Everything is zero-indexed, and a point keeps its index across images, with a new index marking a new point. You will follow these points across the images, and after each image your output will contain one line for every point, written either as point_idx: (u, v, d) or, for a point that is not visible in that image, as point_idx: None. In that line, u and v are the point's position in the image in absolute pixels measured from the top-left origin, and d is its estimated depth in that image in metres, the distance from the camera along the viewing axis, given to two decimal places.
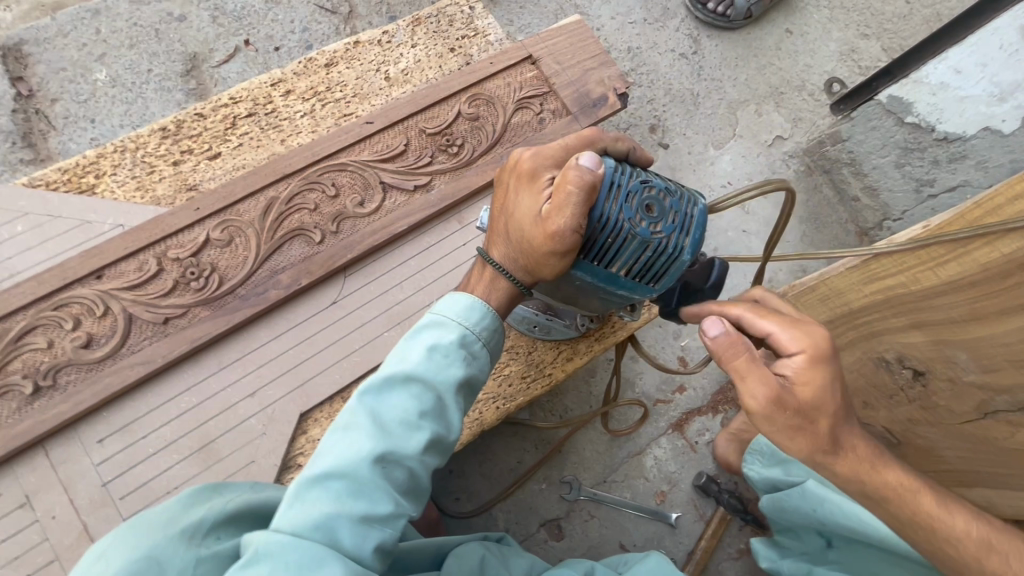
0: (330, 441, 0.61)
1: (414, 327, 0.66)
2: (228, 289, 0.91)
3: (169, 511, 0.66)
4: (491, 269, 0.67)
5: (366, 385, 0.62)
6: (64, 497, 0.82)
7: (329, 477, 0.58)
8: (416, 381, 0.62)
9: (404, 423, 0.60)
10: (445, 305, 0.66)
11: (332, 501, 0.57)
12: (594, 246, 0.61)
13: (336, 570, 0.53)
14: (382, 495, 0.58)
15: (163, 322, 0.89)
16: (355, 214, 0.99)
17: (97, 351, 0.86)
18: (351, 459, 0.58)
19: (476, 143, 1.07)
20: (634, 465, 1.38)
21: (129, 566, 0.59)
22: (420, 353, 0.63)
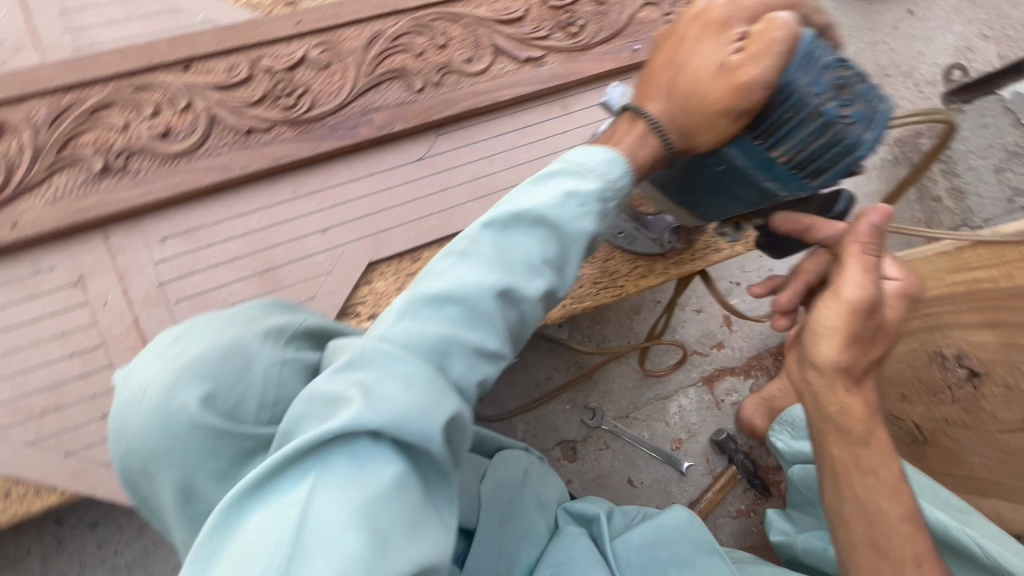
0: (438, 268, 0.52)
1: (538, 175, 0.58)
2: (318, 116, 0.85)
3: (245, 313, 0.54)
4: (642, 125, 0.60)
5: (490, 218, 0.54)
6: (119, 286, 0.78)
7: (445, 300, 0.49)
8: (545, 224, 0.54)
9: (527, 263, 0.53)
10: (580, 156, 0.58)
11: (447, 324, 0.49)
12: (769, 117, 0.55)
13: (444, 396, 0.45)
14: (495, 332, 0.51)
15: (246, 133, 0.82)
16: (462, 69, 0.91)
17: (173, 145, 0.79)
18: (473, 286, 0.50)
19: (599, 27, 0.98)
20: (659, 408, 1.37)
21: (216, 350, 0.48)
22: (552, 196, 0.54)
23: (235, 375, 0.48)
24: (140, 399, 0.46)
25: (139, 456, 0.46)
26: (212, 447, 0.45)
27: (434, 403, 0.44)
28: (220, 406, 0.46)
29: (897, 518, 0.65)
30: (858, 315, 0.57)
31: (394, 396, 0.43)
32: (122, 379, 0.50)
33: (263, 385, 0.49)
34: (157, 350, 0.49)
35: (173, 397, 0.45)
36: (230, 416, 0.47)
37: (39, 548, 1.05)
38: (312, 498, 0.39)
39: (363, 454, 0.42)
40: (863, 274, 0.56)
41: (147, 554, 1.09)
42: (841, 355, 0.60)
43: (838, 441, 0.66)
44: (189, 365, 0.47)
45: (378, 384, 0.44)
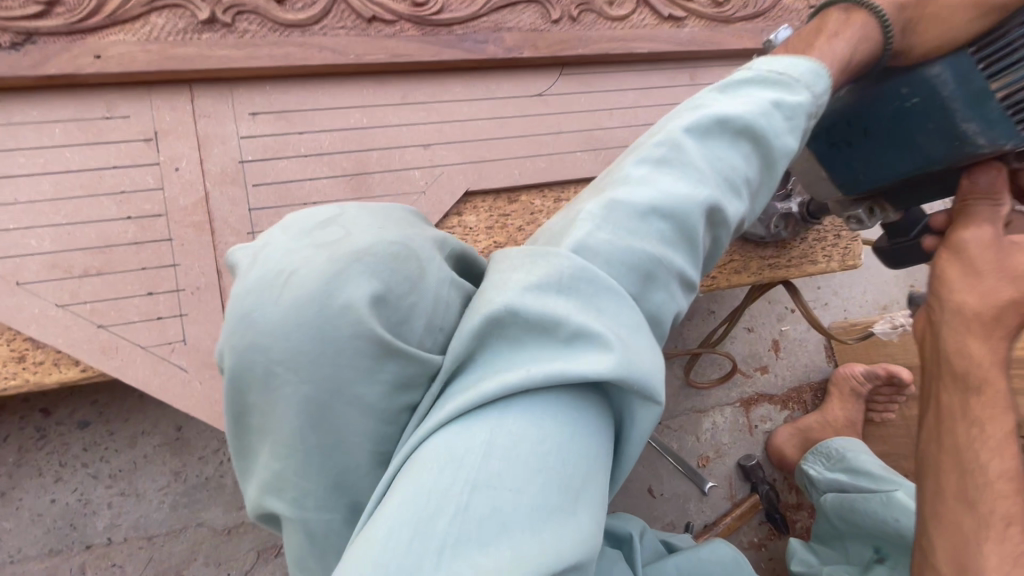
0: (631, 177, 0.42)
1: (727, 80, 0.47)
2: (447, 21, 0.77)
3: (396, 212, 0.43)
4: (868, 13, 0.52)
5: (697, 126, 0.44)
6: (195, 154, 0.69)
7: (653, 212, 0.40)
8: (756, 146, 0.45)
9: (737, 187, 0.44)
10: (776, 64, 0.48)
11: (653, 240, 0.40)
12: (1013, 33, 0.51)
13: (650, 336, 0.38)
14: (696, 257, 0.43)
15: (368, 20, 0.74)
16: (602, 11, 0.84)
17: (288, 13, 0.71)
18: (688, 201, 0.41)
19: (743, 3, 0.92)
20: (692, 421, 1.31)
21: (383, 249, 0.37)
22: (766, 105, 0.45)
23: (406, 283, 0.37)
24: (278, 285, 0.34)
25: (264, 358, 0.34)
26: (367, 370, 0.35)
27: (642, 349, 0.36)
28: (387, 314, 0.36)
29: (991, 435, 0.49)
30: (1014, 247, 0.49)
31: (613, 338, 0.35)
32: (239, 261, 0.37)
33: (430, 303, 0.39)
34: (293, 230, 0.37)
35: (333, 291, 0.34)
36: (393, 330, 0.36)
37: (19, 439, 0.93)
38: (501, 442, 0.32)
39: (562, 394, 0.34)
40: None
41: (137, 467, 0.98)
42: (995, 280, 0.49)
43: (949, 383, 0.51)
44: (355, 259, 0.35)
45: (584, 311, 0.35)
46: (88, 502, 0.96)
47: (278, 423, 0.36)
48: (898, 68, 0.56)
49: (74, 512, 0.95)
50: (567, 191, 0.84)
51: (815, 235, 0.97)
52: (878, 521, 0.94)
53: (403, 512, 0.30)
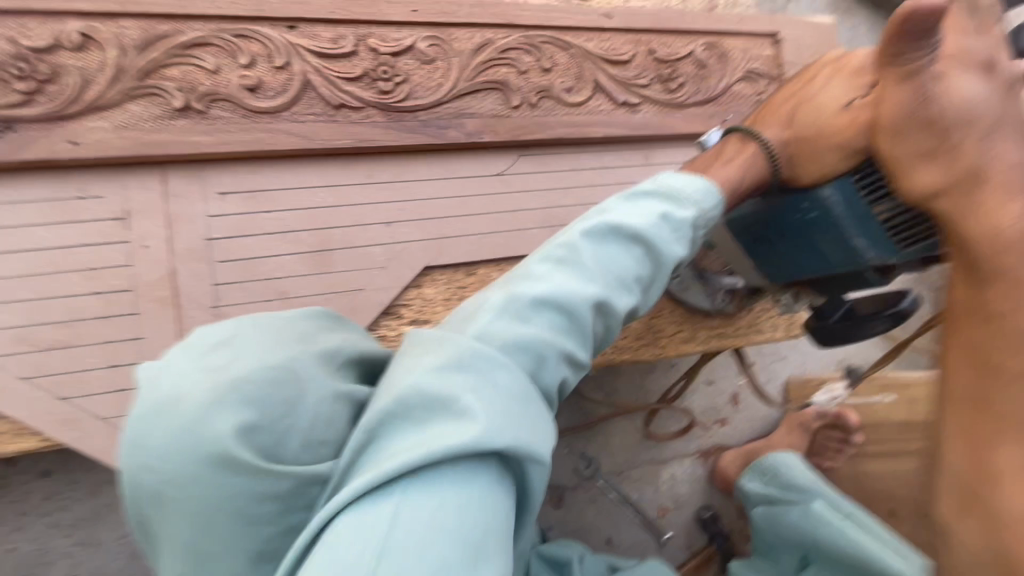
0: (530, 271, 0.48)
1: (630, 190, 0.53)
2: (411, 108, 0.82)
3: (297, 325, 0.46)
4: (753, 146, 0.58)
5: (590, 226, 0.50)
6: (164, 232, 0.72)
7: (546, 305, 0.46)
8: (642, 245, 0.50)
9: (628, 278, 0.49)
10: (676, 179, 0.54)
11: (546, 328, 0.45)
12: (886, 167, 0.55)
13: (541, 415, 0.43)
14: (588, 342, 0.48)
15: (336, 107, 0.79)
16: (559, 98, 0.90)
17: (259, 101, 0.75)
18: (578, 294, 0.46)
19: (695, 90, 0.99)
20: (651, 472, 1.34)
21: (260, 373, 0.40)
22: (654, 219, 0.51)
23: (282, 405, 0.40)
24: (167, 413, 0.38)
25: (155, 477, 0.38)
26: (244, 486, 0.37)
27: (532, 422, 0.42)
28: (258, 439, 0.38)
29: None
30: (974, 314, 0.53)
31: (502, 419, 0.39)
32: (143, 382, 0.41)
33: (312, 419, 0.41)
34: (192, 353, 0.41)
35: (208, 419, 0.37)
36: (268, 452, 0.39)
37: None
38: (404, 514, 0.36)
39: (459, 474, 0.39)
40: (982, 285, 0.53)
41: (97, 516, 0.99)
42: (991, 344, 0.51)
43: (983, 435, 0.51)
44: (229, 387, 0.38)
45: (478, 393, 0.40)
46: (46, 551, 0.97)
47: (175, 526, 0.39)
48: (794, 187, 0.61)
49: (32, 561, 0.96)
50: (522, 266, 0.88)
51: (763, 305, 1.02)
52: (802, 530, 0.99)
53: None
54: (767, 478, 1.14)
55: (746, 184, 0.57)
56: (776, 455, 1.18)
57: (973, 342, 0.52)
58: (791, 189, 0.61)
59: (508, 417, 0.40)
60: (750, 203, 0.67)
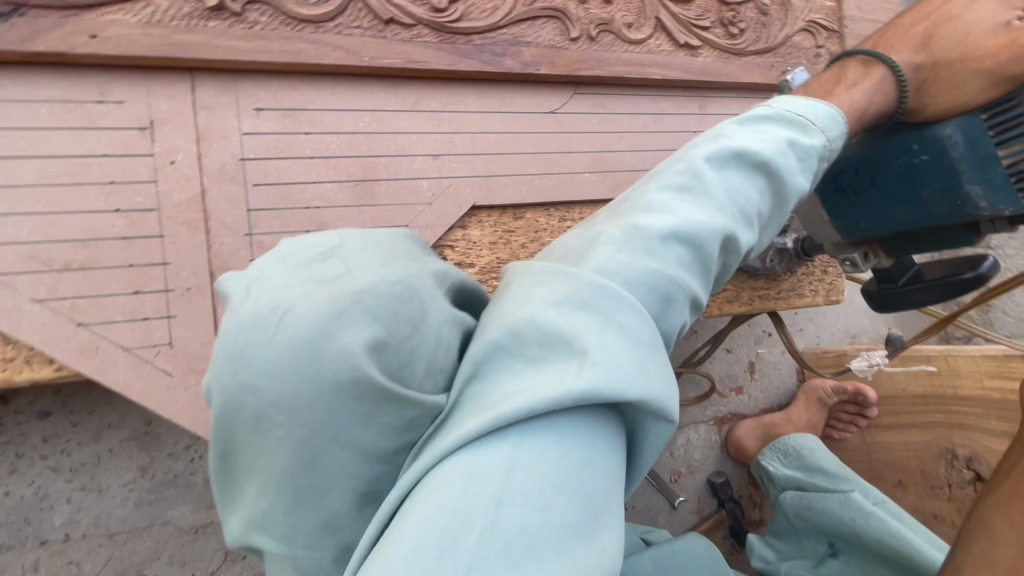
0: (644, 201, 0.44)
1: (742, 118, 0.49)
2: (465, 29, 0.75)
3: (400, 243, 0.42)
4: (881, 71, 0.53)
5: (710, 154, 0.45)
6: (193, 147, 0.65)
7: (672, 237, 0.41)
8: (763, 179, 0.46)
9: (747, 214, 0.46)
10: (795, 105, 0.50)
11: (671, 262, 0.41)
12: (1023, 107, 0.52)
13: (666, 357, 0.39)
14: (706, 280, 0.44)
15: (385, 21, 0.71)
16: (620, 33, 0.83)
17: (302, 7, 0.67)
18: (705, 227, 0.42)
19: (755, 37, 0.93)
20: (668, 437, 1.34)
21: (383, 287, 0.36)
22: (777, 148, 0.46)
23: (405, 322, 0.37)
24: (271, 326, 0.33)
25: (256, 400, 0.34)
26: (365, 411, 0.35)
27: (660, 368, 0.38)
28: (386, 357, 0.35)
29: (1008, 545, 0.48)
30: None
31: (632, 359, 0.36)
32: (234, 296, 0.36)
33: (431, 340, 0.38)
34: (295, 263, 0.37)
35: (334, 331, 0.33)
36: (392, 375, 0.36)
37: None
38: (524, 460, 0.32)
39: (582, 420, 0.34)
40: None
41: (100, 461, 0.93)
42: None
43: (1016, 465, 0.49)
44: (354, 297, 0.35)
45: (606, 331, 0.36)
46: (45, 496, 0.91)
47: (275, 454, 0.35)
48: (908, 126, 0.58)
49: (30, 506, 0.90)
50: (572, 212, 0.83)
51: (805, 271, 1.00)
52: (834, 517, 0.98)
53: (428, 530, 0.30)
54: (791, 460, 1.16)
55: (871, 111, 0.53)
56: (803, 435, 1.18)
57: None
58: (903, 129, 0.58)
59: (639, 361, 0.36)
60: (847, 146, 0.64)
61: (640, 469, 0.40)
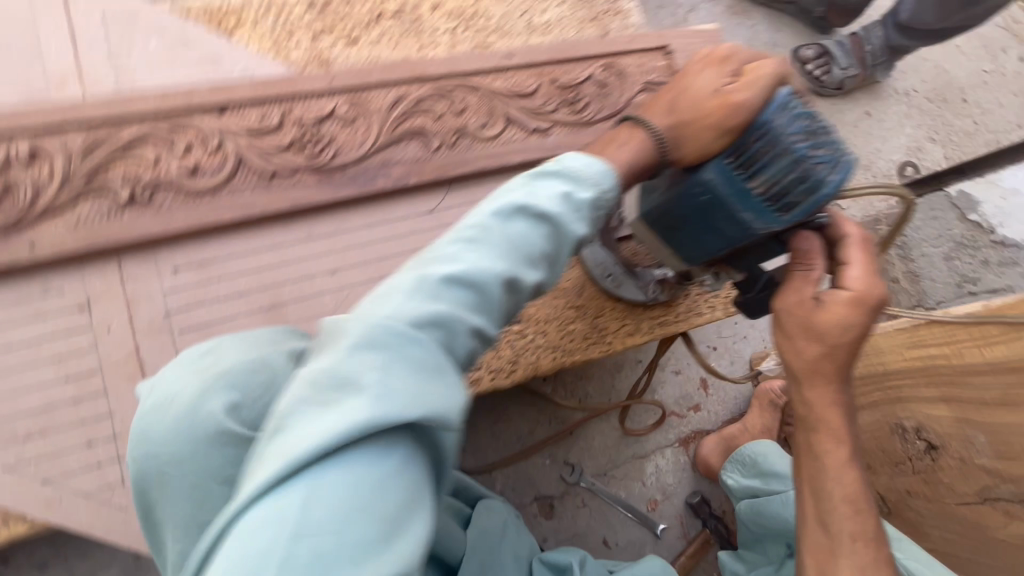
0: (443, 252, 0.55)
1: (535, 172, 0.62)
2: (340, 165, 0.90)
3: (271, 334, 0.56)
4: (642, 132, 0.70)
5: (494, 210, 0.57)
6: (126, 313, 0.79)
7: (455, 284, 0.52)
8: (547, 224, 0.58)
9: (528, 255, 0.57)
10: (576, 162, 0.63)
11: (455, 306, 0.52)
12: (752, 145, 0.66)
13: (453, 382, 0.48)
14: (494, 314, 0.55)
15: (271, 176, 0.87)
16: (476, 135, 0.99)
17: (199, 183, 0.83)
18: (484, 273, 0.53)
19: (600, 107, 1.09)
20: (636, 467, 1.39)
21: (246, 365, 0.50)
22: (555, 199, 0.59)
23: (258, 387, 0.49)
24: (167, 407, 0.49)
25: (156, 461, 0.47)
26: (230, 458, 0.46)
27: (454, 385, 0.48)
28: (243, 416, 0.48)
29: (840, 497, 0.75)
30: (821, 306, 0.73)
31: (412, 390, 0.44)
32: (144, 392, 0.52)
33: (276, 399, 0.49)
34: (188, 362, 0.52)
35: (204, 403, 0.47)
36: (251, 427, 0.48)
37: None
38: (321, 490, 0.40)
39: (373, 448, 0.42)
40: (860, 274, 0.74)
41: None
42: (797, 347, 0.75)
43: (811, 430, 0.77)
44: (223, 378, 0.49)
45: (388, 370, 0.44)
46: None
47: (173, 505, 0.47)
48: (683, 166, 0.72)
49: None
50: None
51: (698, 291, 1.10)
52: (783, 522, 1.02)
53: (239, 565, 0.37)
54: (745, 468, 1.21)
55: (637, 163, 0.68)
56: (754, 442, 1.23)
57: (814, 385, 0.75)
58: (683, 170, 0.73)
59: (432, 383, 0.46)
60: (655, 194, 0.77)
61: (448, 474, 0.49)
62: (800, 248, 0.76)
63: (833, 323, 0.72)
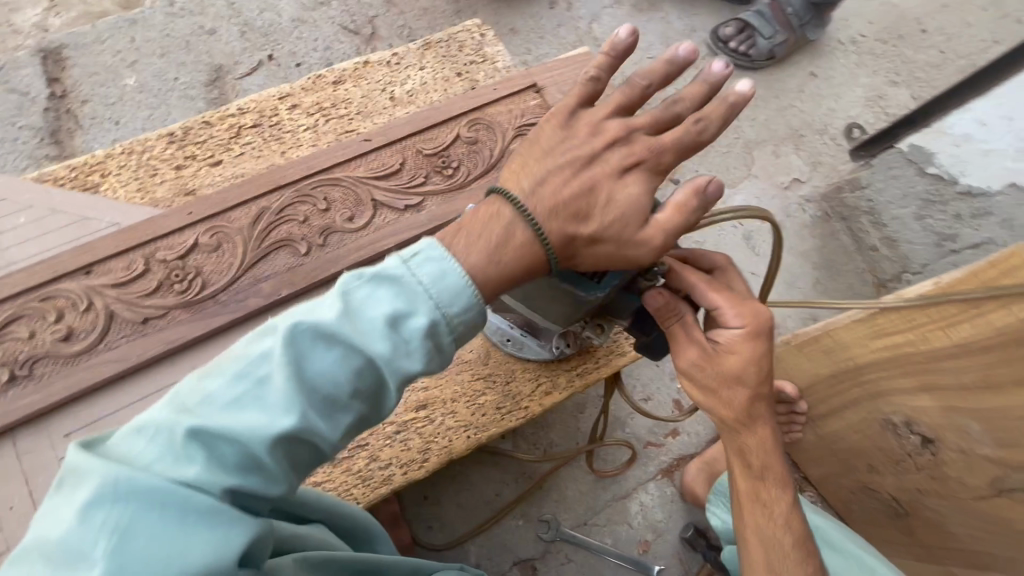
0: (231, 389, 0.51)
1: (371, 273, 0.56)
2: (210, 294, 0.92)
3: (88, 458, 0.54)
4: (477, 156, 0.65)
5: (291, 335, 0.52)
6: (24, 488, 0.82)
7: (225, 441, 0.49)
8: (356, 355, 0.54)
9: (330, 397, 0.53)
10: (424, 268, 0.56)
11: (229, 467, 0.49)
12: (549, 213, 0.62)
13: (220, 550, 0.47)
14: (281, 474, 0.52)
15: (143, 321, 0.89)
16: (344, 228, 0.99)
17: (74, 346, 0.87)
18: (258, 431, 0.49)
19: (472, 165, 1.06)
20: (619, 509, 1.31)
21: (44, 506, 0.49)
22: (380, 320, 0.54)
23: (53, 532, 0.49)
24: None
25: None
26: None
27: (225, 534, 0.47)
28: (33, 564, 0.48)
29: (786, 540, 0.75)
30: (722, 351, 0.67)
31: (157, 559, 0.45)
32: None
33: None
34: None
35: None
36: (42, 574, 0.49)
37: None
38: None
39: None
40: (738, 308, 0.67)
41: None
42: (726, 399, 0.69)
43: (745, 474, 0.75)
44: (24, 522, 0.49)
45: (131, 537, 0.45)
46: None
47: None
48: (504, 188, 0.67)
49: None
50: None
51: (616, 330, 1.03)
52: None
53: None
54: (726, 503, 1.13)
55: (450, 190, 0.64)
56: None
57: (742, 438, 0.73)
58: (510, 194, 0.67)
59: (194, 538, 0.46)
60: None
61: None
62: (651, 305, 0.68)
63: (742, 365, 0.67)
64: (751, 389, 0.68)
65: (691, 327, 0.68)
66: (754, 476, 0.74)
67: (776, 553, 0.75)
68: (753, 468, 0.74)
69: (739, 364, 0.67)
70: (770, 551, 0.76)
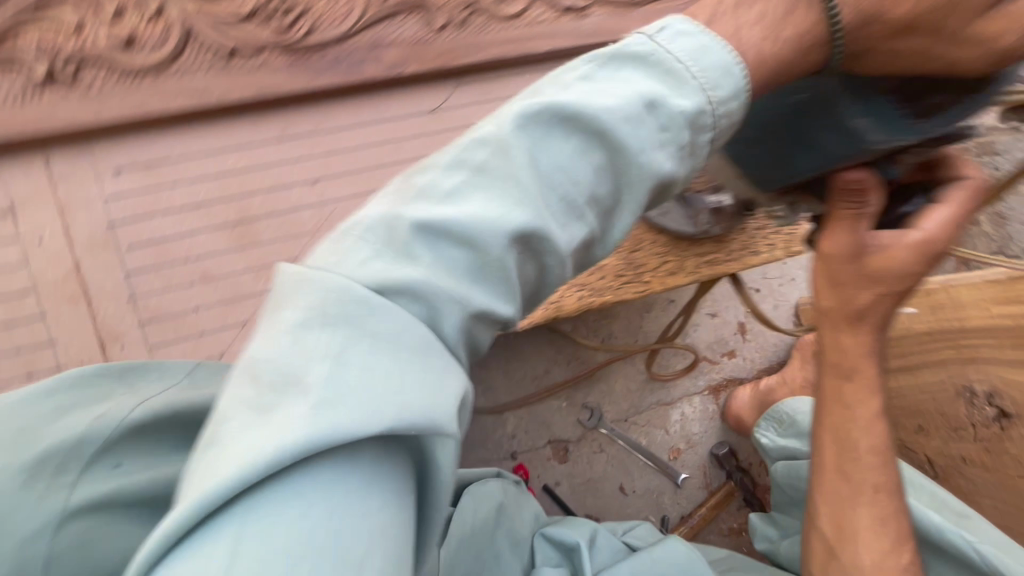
0: (444, 186, 0.36)
1: (611, 51, 0.39)
2: (318, 43, 0.75)
3: None
4: None
5: (524, 118, 0.37)
6: (59, 219, 0.70)
7: (444, 245, 0.34)
8: (605, 147, 0.37)
9: (571, 202, 0.37)
10: (678, 41, 0.39)
11: (447, 277, 0.34)
12: None
13: (438, 394, 0.32)
14: (505, 299, 0.37)
15: (229, 54, 0.73)
16: (492, 13, 0.82)
17: (136, 57, 0.70)
18: (487, 228, 0.34)
19: None
20: (660, 414, 1.27)
21: None
22: (631, 100, 0.37)
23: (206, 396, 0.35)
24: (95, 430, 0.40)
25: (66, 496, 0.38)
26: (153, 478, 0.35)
27: (439, 385, 0.33)
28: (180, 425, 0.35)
29: (874, 458, 0.65)
30: (873, 248, 0.59)
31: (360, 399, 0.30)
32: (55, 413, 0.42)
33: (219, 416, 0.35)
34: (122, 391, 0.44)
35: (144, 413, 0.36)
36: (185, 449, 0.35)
37: None
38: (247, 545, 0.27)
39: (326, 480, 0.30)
40: (944, 219, 0.59)
41: None
42: (847, 294, 0.62)
43: (829, 372, 0.68)
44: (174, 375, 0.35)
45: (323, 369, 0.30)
46: None
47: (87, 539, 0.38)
48: None
49: None
50: None
51: (759, 224, 0.91)
52: None
53: None
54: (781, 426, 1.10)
55: None
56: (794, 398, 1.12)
57: (839, 335, 0.65)
58: None
59: (407, 377, 0.31)
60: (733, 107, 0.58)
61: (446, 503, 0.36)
62: (845, 175, 0.56)
63: (897, 267, 0.59)
64: (878, 295, 0.62)
65: (861, 220, 0.58)
66: (850, 380, 0.66)
67: (852, 471, 0.66)
68: (842, 370, 0.66)
69: (891, 265, 0.59)
70: (843, 463, 0.66)
